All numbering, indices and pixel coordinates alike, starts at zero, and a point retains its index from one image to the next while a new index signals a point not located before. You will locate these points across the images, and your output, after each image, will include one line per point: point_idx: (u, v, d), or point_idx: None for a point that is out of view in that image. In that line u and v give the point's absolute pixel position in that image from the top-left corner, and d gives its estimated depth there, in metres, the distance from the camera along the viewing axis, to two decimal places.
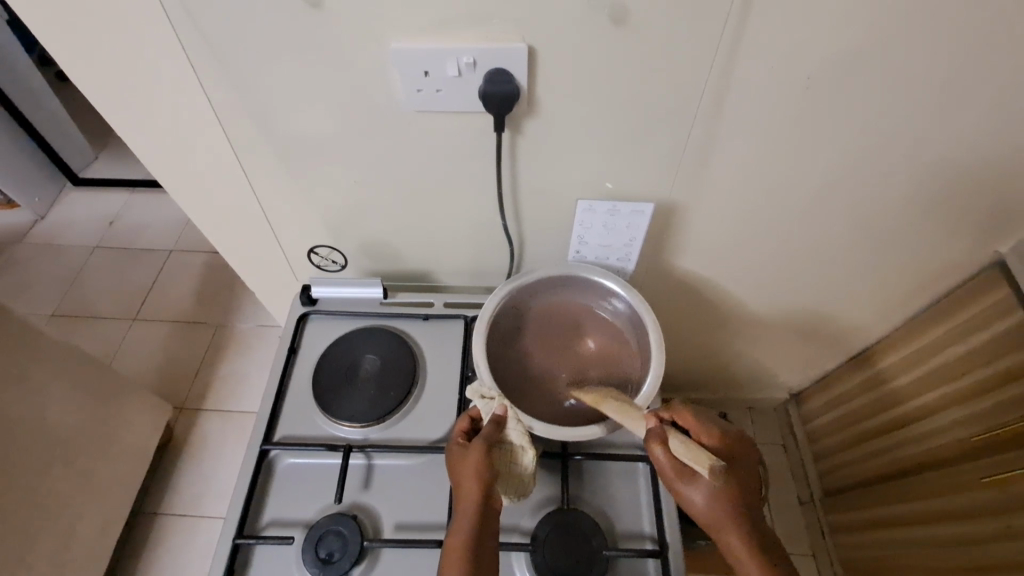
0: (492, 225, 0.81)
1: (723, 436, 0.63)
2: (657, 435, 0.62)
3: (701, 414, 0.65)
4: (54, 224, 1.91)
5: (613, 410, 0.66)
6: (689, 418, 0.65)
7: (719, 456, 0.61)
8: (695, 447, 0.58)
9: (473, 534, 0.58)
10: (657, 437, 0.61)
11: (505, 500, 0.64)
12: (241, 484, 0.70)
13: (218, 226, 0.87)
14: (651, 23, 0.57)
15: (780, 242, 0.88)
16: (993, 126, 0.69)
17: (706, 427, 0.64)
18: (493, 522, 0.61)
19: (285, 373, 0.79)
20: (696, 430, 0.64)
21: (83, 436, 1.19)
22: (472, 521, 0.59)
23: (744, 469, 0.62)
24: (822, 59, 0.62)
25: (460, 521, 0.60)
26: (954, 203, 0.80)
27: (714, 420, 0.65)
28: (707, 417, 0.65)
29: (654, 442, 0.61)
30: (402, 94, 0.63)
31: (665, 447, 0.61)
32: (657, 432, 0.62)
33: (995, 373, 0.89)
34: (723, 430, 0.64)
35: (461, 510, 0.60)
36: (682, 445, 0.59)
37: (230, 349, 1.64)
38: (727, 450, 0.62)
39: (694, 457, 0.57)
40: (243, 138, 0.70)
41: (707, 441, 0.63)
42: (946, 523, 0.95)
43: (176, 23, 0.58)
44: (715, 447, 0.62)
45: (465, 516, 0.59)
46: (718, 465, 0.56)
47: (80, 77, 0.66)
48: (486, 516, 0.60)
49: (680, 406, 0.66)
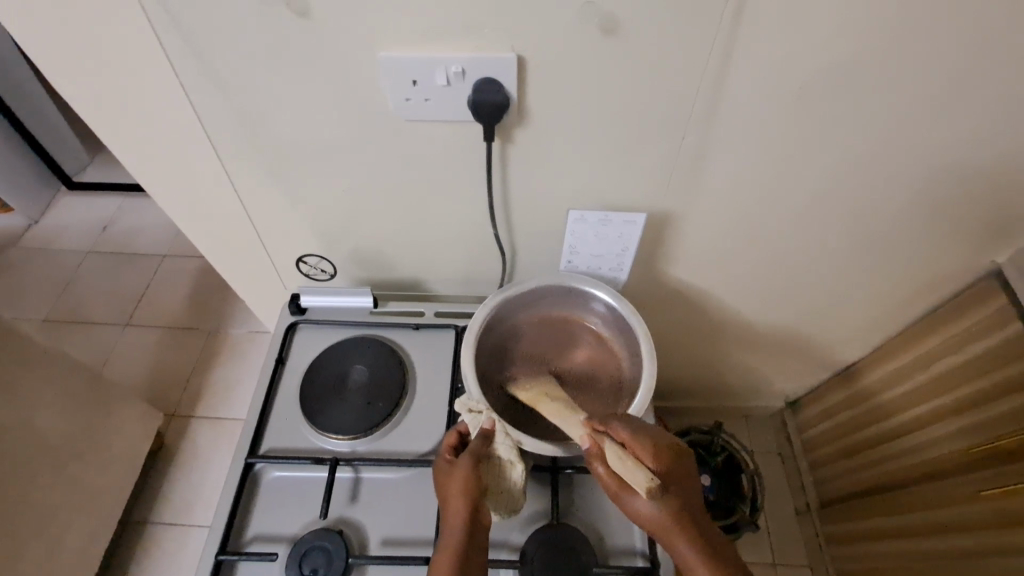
0: (483, 235, 0.80)
1: (659, 448, 0.60)
2: (597, 451, 0.62)
3: (637, 425, 0.63)
4: (48, 228, 1.90)
5: (552, 412, 0.67)
6: (624, 429, 0.61)
7: (658, 466, 0.59)
8: (631, 461, 0.58)
9: (459, 552, 0.57)
10: (596, 454, 0.62)
11: (495, 516, 0.64)
12: (225, 498, 0.69)
13: (207, 234, 0.86)
14: (642, 34, 0.57)
15: (775, 251, 0.87)
16: (988, 137, 0.69)
17: (642, 437, 0.61)
18: (481, 539, 0.59)
19: (273, 384, 0.78)
20: (632, 443, 0.60)
21: (72, 445, 1.17)
22: (459, 539, 0.58)
23: (683, 479, 0.60)
24: (815, 69, 0.61)
25: (447, 539, 0.58)
26: (950, 212, 0.79)
27: (651, 430, 0.62)
28: (639, 428, 0.62)
29: (595, 458, 0.62)
30: (391, 104, 0.63)
31: (604, 463, 0.61)
32: (594, 448, 0.62)
33: (993, 384, 0.88)
34: (658, 438, 0.61)
35: (448, 527, 0.59)
36: (620, 458, 0.59)
37: (222, 355, 1.63)
38: (665, 462, 0.59)
39: (630, 473, 0.57)
40: (230, 146, 0.69)
41: (645, 455, 0.59)
42: (944, 535, 0.94)
43: (161, 33, 0.58)
44: (654, 460, 0.59)
45: (451, 534, 0.58)
46: (655, 486, 0.56)
47: (65, 85, 0.65)
48: (474, 533, 0.59)
49: (613, 419, 0.63)
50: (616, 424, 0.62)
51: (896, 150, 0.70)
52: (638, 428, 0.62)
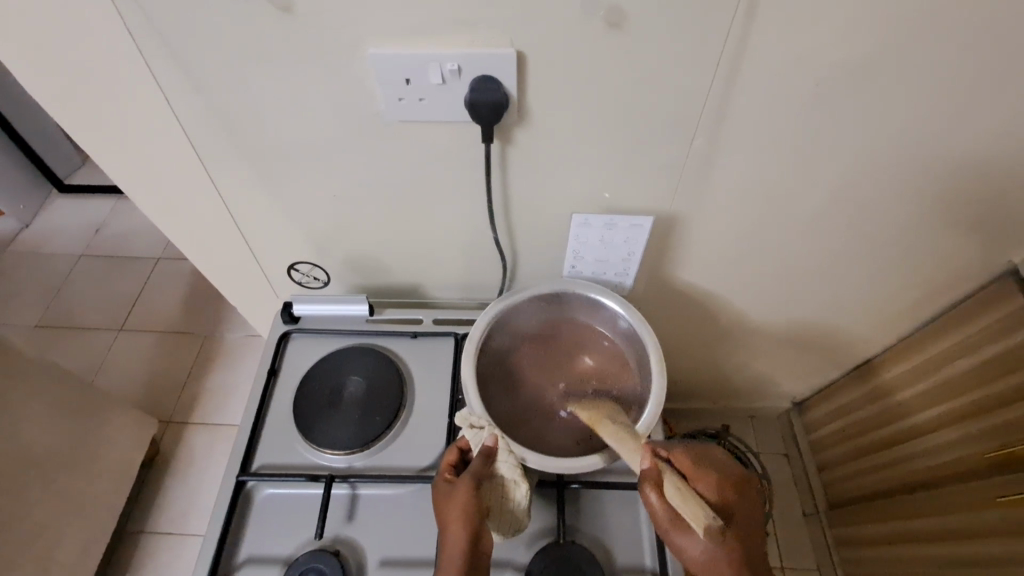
0: (482, 239, 0.77)
1: (722, 481, 0.59)
2: (652, 479, 0.56)
3: (701, 457, 0.61)
4: (39, 232, 1.86)
5: (610, 433, 0.60)
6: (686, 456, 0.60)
7: (720, 500, 0.58)
8: (691, 497, 0.54)
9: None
10: (651, 481, 0.56)
11: (498, 537, 0.61)
12: (215, 518, 0.66)
13: (195, 242, 0.83)
14: (649, 28, 0.53)
15: (785, 252, 0.84)
16: (1013, 132, 0.65)
17: (706, 469, 0.59)
18: (482, 565, 0.57)
19: (265, 397, 0.75)
20: (695, 474, 0.59)
21: (63, 456, 1.14)
22: (458, 566, 0.55)
23: (746, 518, 0.57)
24: (831, 64, 0.58)
25: (445, 565, 0.55)
26: (968, 210, 0.76)
27: (714, 461, 0.61)
28: (705, 459, 0.60)
29: (648, 485, 0.56)
30: (384, 105, 0.59)
31: (660, 492, 0.56)
32: (652, 472, 0.56)
33: (1009, 388, 0.85)
34: (720, 471, 0.60)
35: (446, 553, 0.56)
36: (678, 491, 0.55)
37: (217, 360, 1.60)
38: (729, 500, 0.58)
39: (690, 512, 0.53)
40: (215, 149, 0.66)
41: (705, 490, 0.58)
42: (958, 543, 0.91)
43: (137, 33, 0.54)
44: (716, 497, 0.58)
45: (450, 560, 0.55)
46: (715, 523, 0.53)
47: (39, 89, 0.62)
48: (474, 559, 0.56)
49: (681, 445, 0.62)
50: (677, 452, 0.60)
51: (914, 148, 0.67)
52: (700, 459, 0.61)
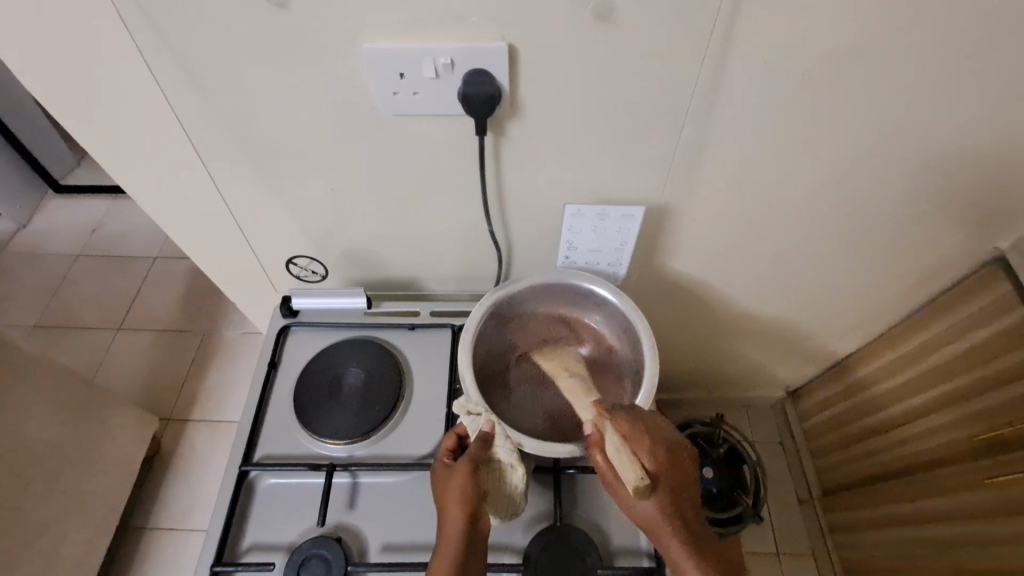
0: (477, 232, 0.78)
1: (658, 448, 0.59)
2: (596, 440, 0.61)
3: (641, 422, 0.61)
4: (35, 233, 1.86)
5: (566, 381, 0.72)
6: (629, 416, 0.62)
7: (655, 466, 0.58)
8: (626, 454, 0.58)
9: (457, 559, 0.56)
10: (594, 441, 0.61)
11: (495, 519, 0.63)
12: (220, 508, 0.67)
13: (193, 238, 0.84)
14: (637, 20, 0.55)
15: (776, 242, 0.85)
16: (996, 120, 0.66)
17: (642, 432, 0.60)
18: (480, 546, 0.58)
19: (266, 389, 0.77)
20: (631, 435, 0.60)
21: (65, 453, 1.15)
22: (457, 546, 0.57)
23: (682, 478, 0.59)
24: (817, 54, 0.59)
25: (444, 545, 0.57)
26: (954, 198, 0.78)
27: (654, 428, 0.61)
28: (641, 422, 0.61)
29: (592, 446, 0.61)
30: (379, 99, 0.60)
31: (602, 452, 0.60)
32: (595, 434, 0.61)
33: (997, 370, 0.87)
34: (662, 440, 0.60)
35: (445, 534, 0.58)
36: (619, 453, 0.58)
37: (217, 357, 1.60)
38: (663, 463, 0.58)
39: (624, 466, 0.57)
40: (213, 145, 0.67)
41: (641, 452, 0.59)
42: (949, 523, 0.93)
43: (135, 31, 0.55)
44: (651, 460, 0.58)
45: (449, 540, 0.57)
46: (643, 484, 0.56)
47: (38, 88, 0.63)
48: (473, 539, 0.58)
49: (621, 409, 0.63)
50: (619, 415, 0.62)
51: (899, 136, 0.69)
52: (643, 426, 0.61)
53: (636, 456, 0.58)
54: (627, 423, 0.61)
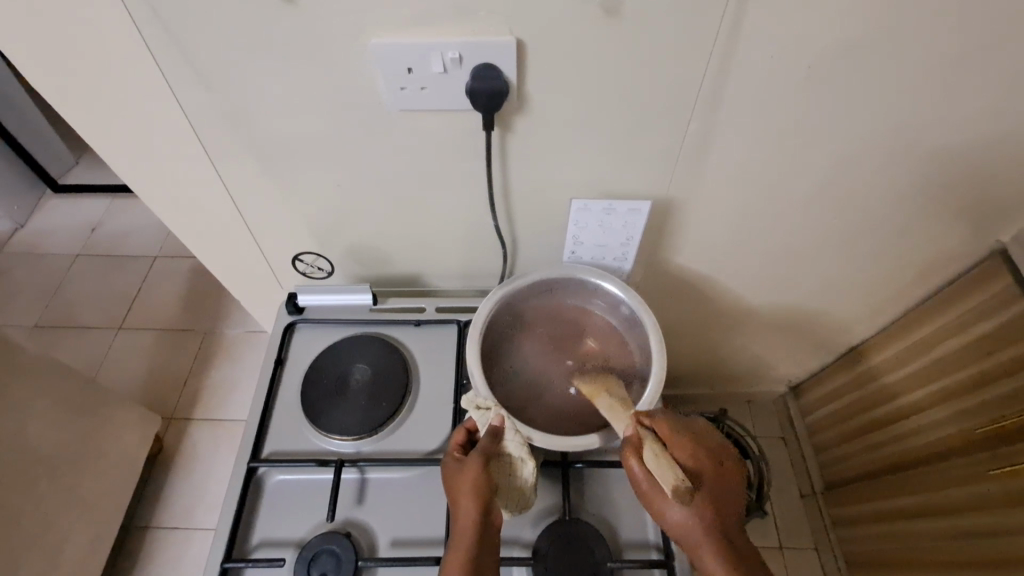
0: (483, 227, 0.78)
1: (696, 454, 0.60)
2: (633, 446, 0.60)
3: (681, 427, 0.62)
4: (34, 233, 1.86)
5: (605, 405, 0.64)
6: (666, 419, 0.62)
7: (692, 470, 0.59)
8: (666, 460, 0.58)
9: (471, 551, 0.56)
10: (632, 447, 0.60)
11: (507, 514, 0.62)
12: (229, 503, 0.68)
13: (198, 235, 0.83)
14: (645, 14, 0.55)
15: (779, 236, 0.86)
16: (1001, 113, 0.67)
17: (681, 437, 0.60)
18: (493, 539, 0.59)
19: (272, 386, 0.77)
20: (671, 439, 0.60)
21: (68, 452, 1.15)
22: (470, 539, 0.57)
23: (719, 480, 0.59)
24: (823, 48, 0.59)
25: (458, 538, 0.58)
26: (957, 191, 0.78)
27: (693, 434, 0.61)
28: (678, 425, 0.61)
29: (631, 453, 0.59)
30: (386, 94, 0.60)
31: (640, 459, 0.59)
32: (634, 439, 0.60)
33: (999, 363, 0.87)
34: (700, 446, 0.61)
35: (458, 527, 0.58)
36: (654, 461, 0.58)
37: (218, 356, 1.60)
38: (701, 467, 0.59)
39: (664, 472, 0.57)
40: (219, 141, 0.67)
41: (680, 454, 0.59)
42: (950, 516, 0.94)
43: (142, 26, 0.55)
44: (689, 462, 0.59)
45: (462, 534, 0.58)
46: (684, 486, 0.57)
47: (43, 84, 0.62)
48: (485, 532, 0.58)
49: (658, 413, 0.63)
50: (657, 418, 0.61)
51: (904, 130, 0.69)
52: (681, 430, 0.61)
53: (676, 459, 0.59)
54: (666, 426, 0.61)
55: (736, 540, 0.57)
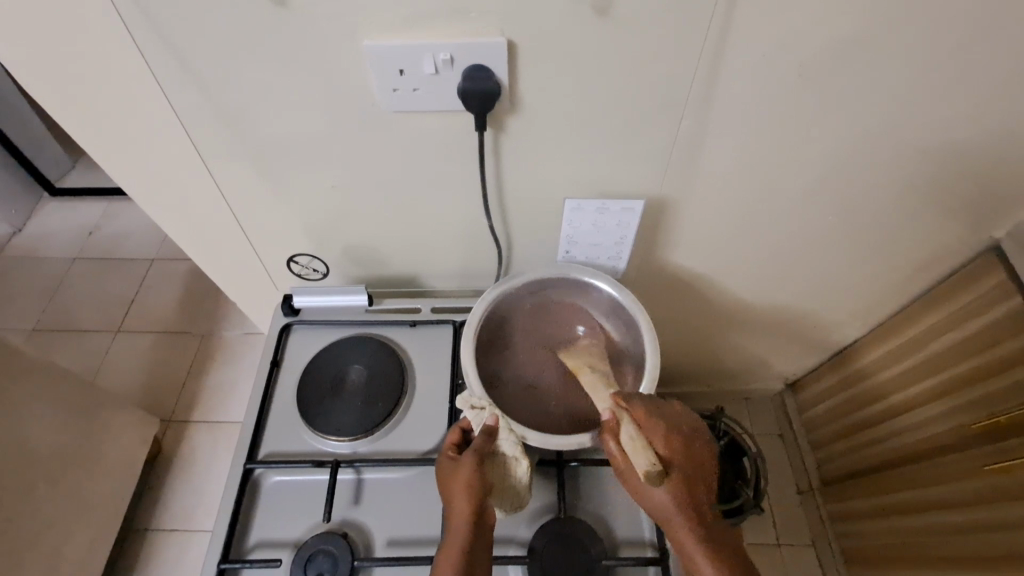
0: (477, 228, 0.79)
1: (672, 437, 0.60)
2: (610, 426, 0.61)
3: (658, 411, 0.62)
4: (31, 237, 1.86)
5: (586, 382, 0.68)
6: (646, 402, 0.62)
7: (668, 454, 0.59)
8: (641, 445, 0.59)
9: (464, 550, 0.57)
10: (609, 428, 0.61)
11: (500, 512, 0.63)
12: (225, 505, 0.68)
13: (193, 237, 0.84)
14: (636, 15, 0.55)
15: (773, 234, 0.86)
16: (992, 109, 0.67)
17: (658, 421, 0.61)
18: (486, 538, 0.59)
19: (268, 387, 0.77)
20: (647, 421, 0.61)
21: (67, 455, 1.15)
22: (463, 537, 0.57)
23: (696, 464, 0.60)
24: (814, 47, 0.59)
25: (451, 536, 0.58)
26: (949, 187, 0.78)
27: (669, 418, 0.62)
28: (657, 408, 0.62)
29: (608, 435, 0.61)
30: (379, 96, 0.61)
31: (616, 439, 0.61)
32: (611, 421, 0.61)
33: (993, 359, 0.88)
34: (676, 429, 0.61)
35: (452, 525, 0.58)
36: (631, 443, 0.60)
37: (216, 358, 1.60)
38: (676, 450, 0.60)
39: (636, 455, 0.59)
40: (213, 143, 0.67)
41: (657, 437, 0.60)
42: (946, 511, 0.94)
43: (135, 28, 0.55)
44: (664, 447, 0.60)
45: (455, 533, 0.58)
46: (655, 469, 0.58)
47: (37, 88, 0.63)
48: (479, 531, 0.58)
49: (638, 397, 0.63)
50: (635, 403, 0.62)
51: (895, 128, 0.69)
52: (658, 414, 0.61)
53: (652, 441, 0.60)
54: (643, 410, 0.61)
55: (710, 521, 0.58)
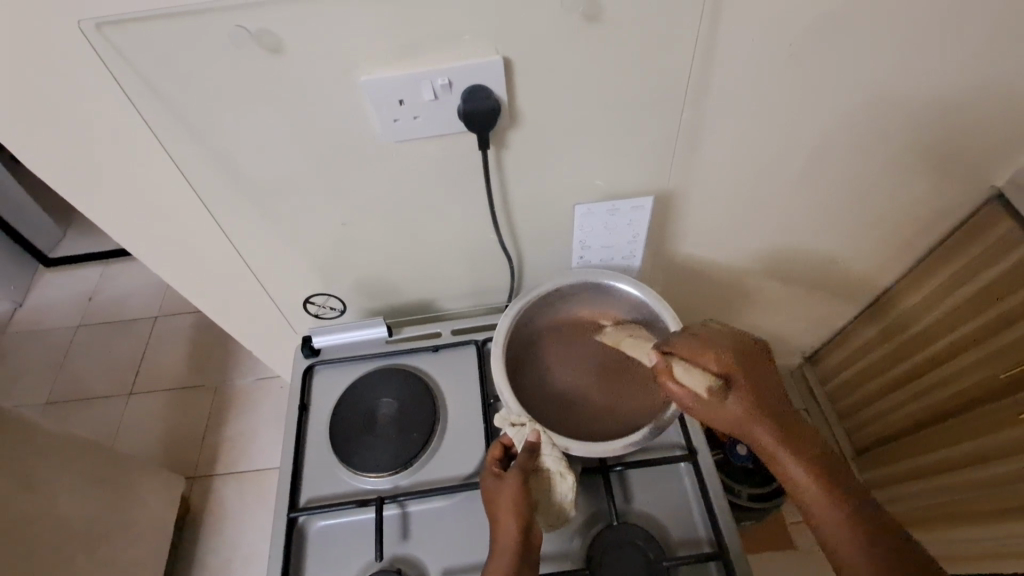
0: (488, 245, 0.78)
1: (728, 355, 0.59)
2: (663, 367, 0.60)
3: (709, 338, 0.61)
4: (31, 310, 1.84)
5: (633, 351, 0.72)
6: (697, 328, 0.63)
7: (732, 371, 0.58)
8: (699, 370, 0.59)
9: (512, 570, 0.56)
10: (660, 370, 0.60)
11: (541, 529, 0.64)
12: (275, 557, 0.67)
13: (204, 291, 0.83)
14: (625, 16, 0.55)
15: (779, 213, 0.86)
16: (981, 61, 0.67)
17: (708, 345, 0.60)
18: (534, 556, 0.58)
19: (300, 432, 0.76)
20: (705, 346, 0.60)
21: (99, 525, 1.14)
22: (511, 558, 0.57)
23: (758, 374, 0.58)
24: (802, 24, 0.60)
25: (497, 556, 0.57)
26: (947, 144, 0.79)
27: (718, 337, 0.61)
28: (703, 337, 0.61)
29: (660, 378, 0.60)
30: (380, 128, 0.60)
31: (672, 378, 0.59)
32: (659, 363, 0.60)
33: (1013, 307, 0.87)
34: (729, 345, 0.60)
35: (499, 544, 0.58)
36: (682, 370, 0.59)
37: (233, 407, 1.59)
38: (736, 366, 0.58)
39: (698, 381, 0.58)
40: (218, 196, 0.67)
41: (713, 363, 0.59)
42: (986, 465, 0.93)
43: (133, 93, 0.55)
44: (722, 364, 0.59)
45: (502, 552, 0.57)
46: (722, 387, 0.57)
47: (37, 164, 0.62)
48: (526, 550, 0.58)
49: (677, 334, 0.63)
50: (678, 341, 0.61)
51: (888, 92, 0.69)
52: (703, 338, 0.61)
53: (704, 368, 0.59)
54: (688, 340, 0.61)
55: (796, 432, 0.56)
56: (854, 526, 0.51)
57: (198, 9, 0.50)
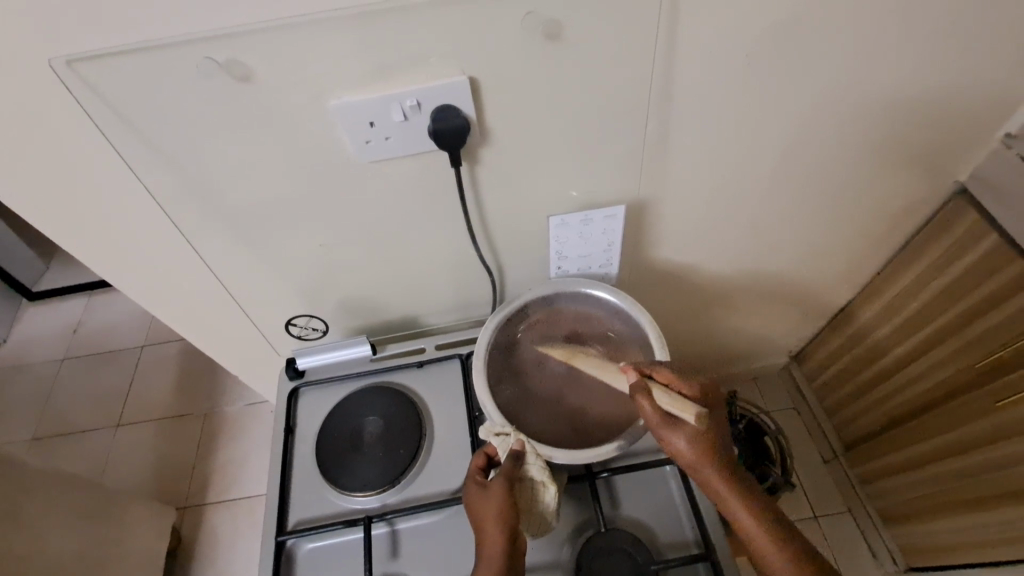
0: (467, 260, 0.79)
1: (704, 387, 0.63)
2: (639, 387, 0.62)
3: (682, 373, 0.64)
4: (15, 345, 1.82)
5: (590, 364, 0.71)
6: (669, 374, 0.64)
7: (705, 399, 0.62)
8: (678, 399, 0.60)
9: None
10: (640, 390, 0.62)
11: (526, 536, 0.64)
12: None
13: (188, 318, 0.83)
14: (585, 33, 0.57)
15: (751, 215, 0.88)
16: (931, 62, 0.71)
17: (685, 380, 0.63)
18: (519, 565, 0.59)
19: (286, 455, 0.76)
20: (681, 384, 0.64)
21: (88, 561, 1.11)
22: (496, 566, 0.57)
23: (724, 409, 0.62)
24: (755, 35, 0.62)
25: (482, 564, 0.57)
26: (906, 142, 0.81)
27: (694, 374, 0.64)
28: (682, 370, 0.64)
29: (640, 396, 0.61)
30: (353, 148, 0.62)
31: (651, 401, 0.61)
32: (641, 386, 0.62)
33: (983, 297, 0.89)
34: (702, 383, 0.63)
35: (484, 552, 0.58)
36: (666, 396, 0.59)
37: (223, 433, 1.57)
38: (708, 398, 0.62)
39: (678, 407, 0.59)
40: (195, 223, 0.67)
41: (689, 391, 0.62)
42: (969, 454, 0.95)
43: (106, 125, 0.56)
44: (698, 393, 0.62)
45: (488, 561, 0.57)
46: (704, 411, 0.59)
47: (14, 199, 0.62)
48: (512, 558, 0.58)
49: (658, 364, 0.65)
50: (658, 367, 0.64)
51: (845, 94, 0.72)
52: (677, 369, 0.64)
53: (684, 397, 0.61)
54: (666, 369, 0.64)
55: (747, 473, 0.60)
56: (792, 556, 0.56)
57: (168, 41, 0.51)
